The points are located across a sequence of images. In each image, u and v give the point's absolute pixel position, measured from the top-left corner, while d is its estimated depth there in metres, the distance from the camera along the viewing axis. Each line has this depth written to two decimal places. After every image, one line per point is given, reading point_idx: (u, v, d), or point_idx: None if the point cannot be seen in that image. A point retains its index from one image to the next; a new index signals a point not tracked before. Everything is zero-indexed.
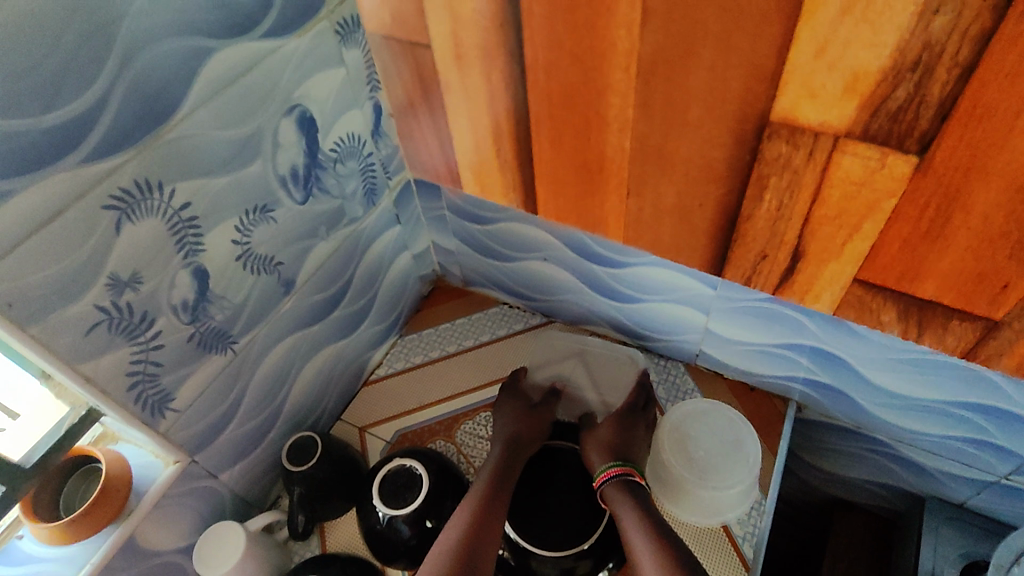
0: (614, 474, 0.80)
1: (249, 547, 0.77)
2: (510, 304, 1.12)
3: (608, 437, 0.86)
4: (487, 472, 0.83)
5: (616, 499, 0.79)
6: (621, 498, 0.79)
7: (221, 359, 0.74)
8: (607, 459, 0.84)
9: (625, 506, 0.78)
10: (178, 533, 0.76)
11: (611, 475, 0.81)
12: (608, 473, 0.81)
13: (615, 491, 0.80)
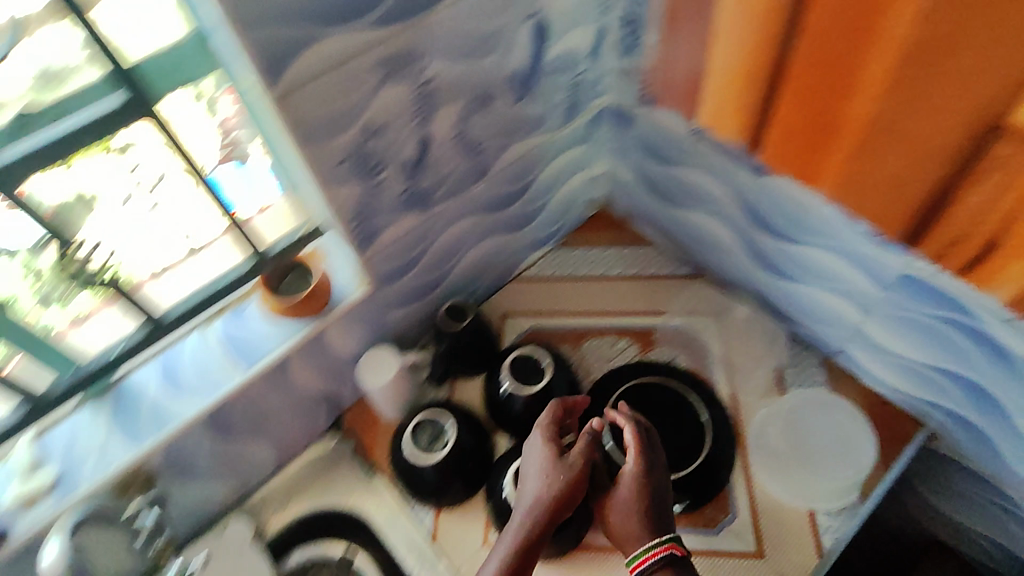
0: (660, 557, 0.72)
1: (398, 373, 0.93)
2: (665, 249, 1.15)
3: (631, 500, 0.75)
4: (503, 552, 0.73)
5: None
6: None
7: (417, 218, 0.87)
8: (637, 536, 0.74)
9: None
10: (351, 344, 0.92)
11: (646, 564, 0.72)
12: (649, 559, 0.72)
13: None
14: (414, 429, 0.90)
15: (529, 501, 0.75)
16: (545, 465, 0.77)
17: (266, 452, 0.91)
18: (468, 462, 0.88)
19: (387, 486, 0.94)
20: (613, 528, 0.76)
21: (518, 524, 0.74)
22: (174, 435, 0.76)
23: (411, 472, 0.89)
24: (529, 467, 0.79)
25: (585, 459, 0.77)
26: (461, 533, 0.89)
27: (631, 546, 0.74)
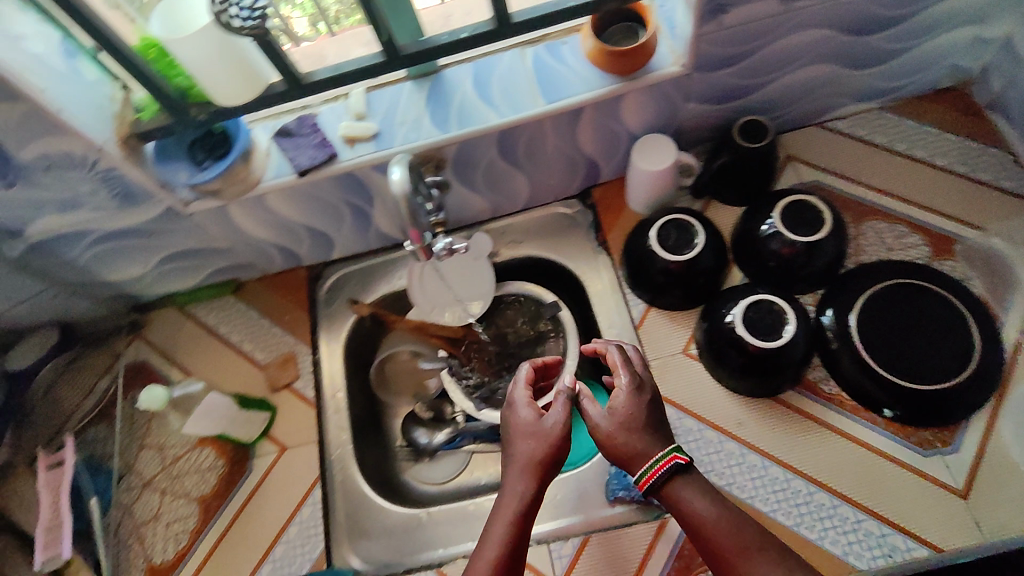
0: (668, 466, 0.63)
1: (670, 164, 0.87)
2: (1019, 158, 0.94)
3: (624, 416, 0.66)
4: (501, 522, 0.62)
5: (681, 490, 0.63)
6: (686, 491, 0.63)
7: (772, 6, 0.76)
8: (643, 453, 0.65)
9: (700, 501, 0.62)
10: (636, 120, 0.88)
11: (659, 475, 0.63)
12: (660, 468, 0.63)
13: (672, 484, 0.63)
14: (665, 226, 0.86)
15: (522, 468, 0.64)
16: (529, 415, 0.68)
17: (523, 189, 0.97)
18: (701, 279, 0.86)
19: (610, 267, 0.96)
20: (619, 450, 0.66)
21: (514, 497, 0.63)
22: (468, 135, 0.82)
23: (642, 265, 0.89)
24: (521, 423, 0.68)
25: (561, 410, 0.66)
26: (664, 335, 0.89)
27: (639, 462, 0.64)
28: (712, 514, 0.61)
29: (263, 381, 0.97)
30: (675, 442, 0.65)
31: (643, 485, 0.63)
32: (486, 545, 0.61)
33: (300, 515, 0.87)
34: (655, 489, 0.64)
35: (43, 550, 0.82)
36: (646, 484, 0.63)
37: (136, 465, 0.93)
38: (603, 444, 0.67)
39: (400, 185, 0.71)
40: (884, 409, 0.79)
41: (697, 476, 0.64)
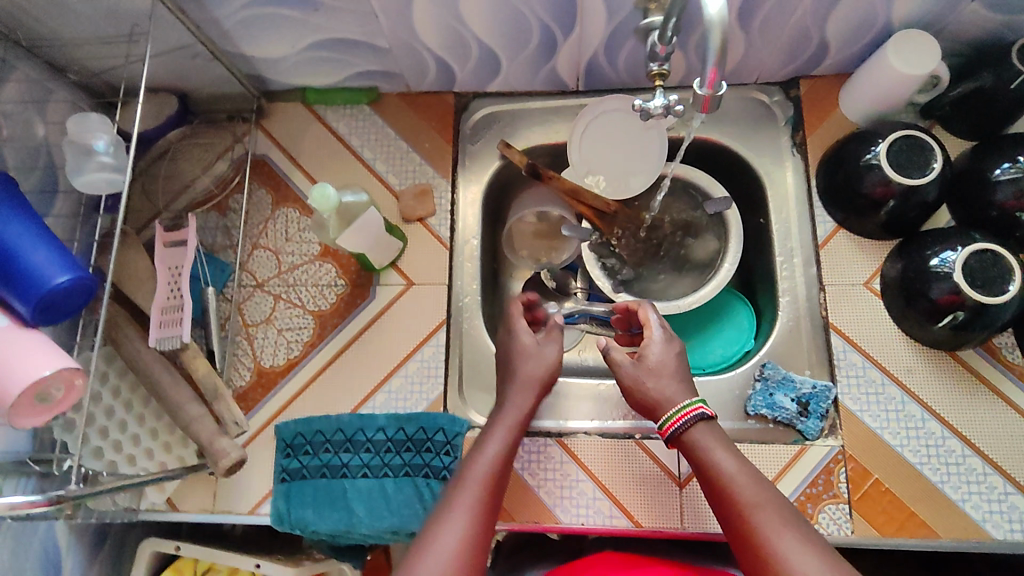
0: (693, 416, 0.67)
1: (926, 71, 0.75)
2: None
3: (653, 365, 0.73)
4: (501, 433, 0.68)
5: (704, 440, 0.66)
6: (706, 439, 0.66)
7: None
8: (669, 400, 0.70)
9: (724, 456, 0.64)
10: (903, 7, 0.73)
11: (677, 423, 0.68)
12: (682, 415, 0.68)
13: (692, 431, 0.67)
14: (893, 142, 0.76)
15: (518, 394, 0.73)
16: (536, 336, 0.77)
17: (731, 60, 0.83)
18: (912, 213, 0.77)
19: (799, 175, 0.86)
20: (645, 397, 0.72)
21: (512, 415, 0.71)
22: None
23: (848, 183, 0.79)
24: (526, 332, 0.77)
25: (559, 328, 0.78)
26: (848, 262, 0.81)
27: (662, 410, 0.70)
28: (730, 466, 0.63)
29: (394, 208, 0.88)
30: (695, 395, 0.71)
31: (663, 430, 0.69)
32: (487, 445, 0.67)
33: (422, 354, 0.83)
34: (675, 436, 0.68)
35: (159, 327, 0.77)
36: (665, 430, 0.69)
37: (249, 264, 0.87)
38: (631, 392, 0.73)
39: (718, 14, 0.49)
40: None
41: (715, 432, 0.67)
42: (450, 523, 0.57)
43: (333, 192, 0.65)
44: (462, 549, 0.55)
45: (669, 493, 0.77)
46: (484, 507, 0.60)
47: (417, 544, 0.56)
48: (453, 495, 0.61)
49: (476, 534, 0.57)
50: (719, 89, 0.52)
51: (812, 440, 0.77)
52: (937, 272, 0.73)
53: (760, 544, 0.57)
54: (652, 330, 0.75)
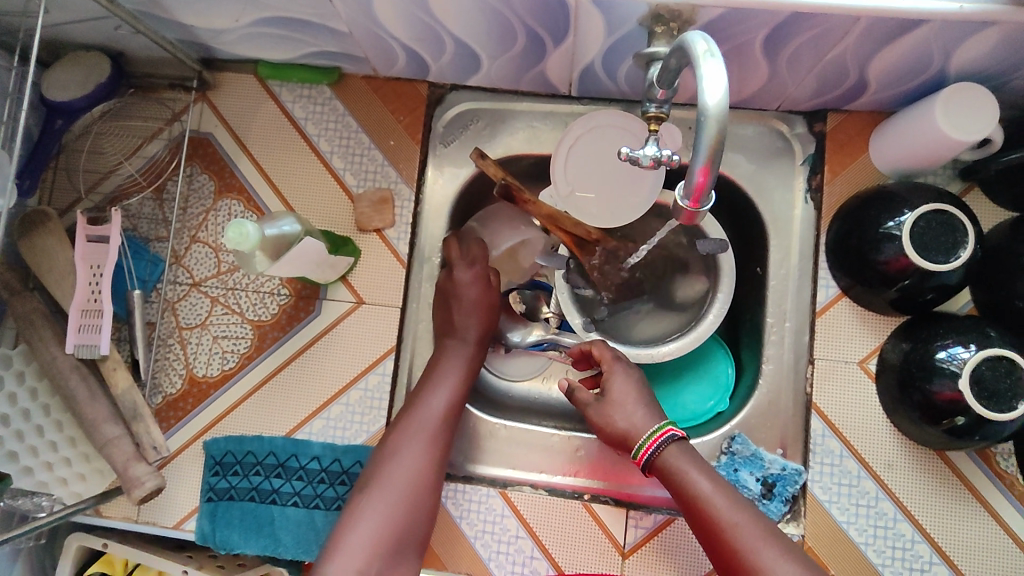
0: (659, 445, 0.63)
1: (976, 135, 0.62)
2: None
3: (615, 394, 0.68)
4: (455, 367, 0.72)
5: (681, 463, 0.62)
6: (682, 461, 0.62)
7: None
8: (636, 428, 0.66)
9: (700, 476, 0.61)
10: (961, 57, 0.60)
11: (653, 446, 0.63)
12: (654, 445, 0.63)
13: (667, 455, 0.63)
14: (923, 218, 0.65)
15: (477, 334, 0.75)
16: (486, 287, 0.77)
17: (751, 86, 0.71)
18: (927, 296, 0.67)
19: (807, 226, 0.76)
20: (615, 430, 0.67)
21: (465, 352, 0.74)
22: (747, 4, 0.54)
23: (863, 249, 0.69)
24: (471, 300, 0.75)
25: (493, 290, 0.77)
26: (845, 336, 0.73)
27: (634, 438, 0.65)
28: (710, 487, 0.60)
29: (349, 214, 0.78)
30: (665, 418, 0.66)
31: (639, 460, 0.64)
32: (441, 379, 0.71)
33: (366, 383, 0.77)
34: (650, 465, 0.64)
35: (77, 332, 0.70)
36: (643, 457, 0.64)
37: (186, 259, 0.79)
38: (600, 429, 0.68)
39: (717, 108, 0.38)
40: None
41: (691, 450, 0.64)
42: (401, 464, 0.66)
43: (253, 229, 0.56)
44: (412, 491, 0.66)
45: (610, 562, 0.72)
46: (434, 444, 0.68)
47: (372, 482, 0.66)
48: (405, 435, 0.68)
49: (424, 472, 0.67)
50: (705, 202, 0.43)
51: (772, 525, 0.71)
52: (942, 367, 0.64)
53: (748, 566, 0.56)
54: (612, 362, 0.71)
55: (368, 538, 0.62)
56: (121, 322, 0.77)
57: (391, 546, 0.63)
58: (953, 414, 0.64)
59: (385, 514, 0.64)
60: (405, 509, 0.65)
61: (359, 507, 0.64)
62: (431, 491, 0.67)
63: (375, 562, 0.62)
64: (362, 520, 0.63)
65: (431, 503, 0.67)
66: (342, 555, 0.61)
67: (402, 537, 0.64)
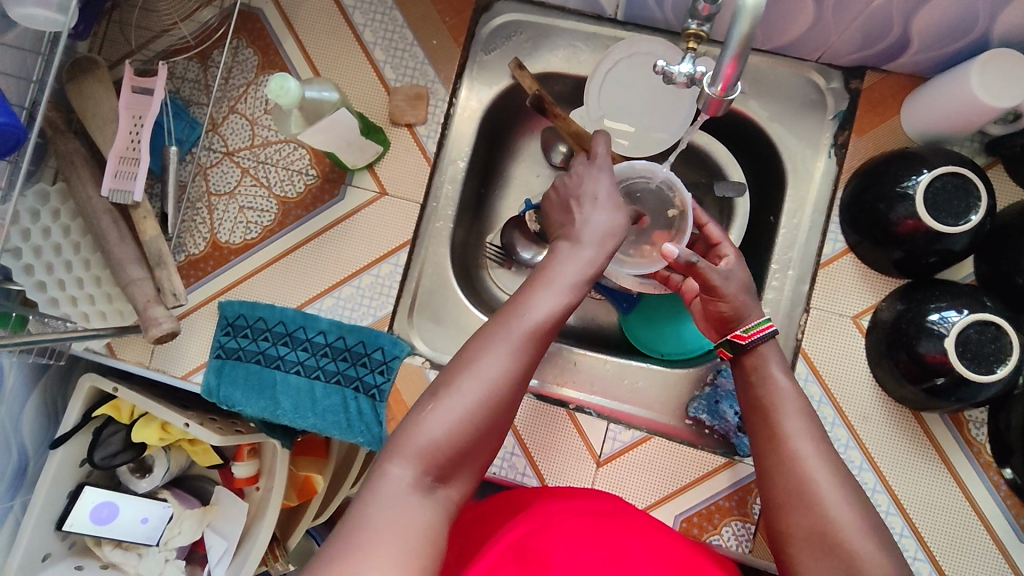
0: (766, 332, 0.62)
1: (1006, 100, 0.64)
2: None
3: (739, 276, 0.66)
4: (568, 278, 0.58)
5: (766, 359, 0.61)
6: (772, 360, 0.61)
7: None
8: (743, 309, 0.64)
9: (777, 369, 0.61)
10: (998, 15, 0.62)
11: (761, 333, 0.62)
12: (760, 328, 0.62)
13: (760, 351, 0.62)
14: (938, 180, 0.66)
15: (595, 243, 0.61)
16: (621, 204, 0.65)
17: (791, 29, 0.73)
18: (930, 259, 0.69)
19: (826, 180, 0.79)
20: (716, 312, 0.65)
21: (584, 262, 0.60)
22: None
23: (876, 207, 0.70)
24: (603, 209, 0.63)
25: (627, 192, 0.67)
26: (843, 289, 0.75)
27: (744, 317, 0.64)
28: (786, 383, 0.59)
29: (384, 104, 0.80)
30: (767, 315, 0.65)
31: (744, 335, 0.62)
32: (546, 285, 0.57)
33: (378, 270, 0.80)
34: (746, 350, 0.63)
35: (114, 177, 0.73)
36: (747, 340, 0.62)
37: (222, 127, 0.82)
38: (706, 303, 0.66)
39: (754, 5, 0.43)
40: (1008, 472, 0.70)
41: (784, 356, 0.63)
42: (482, 373, 0.53)
43: (294, 86, 0.61)
44: (501, 387, 0.53)
45: (585, 467, 0.76)
46: (522, 367, 0.54)
47: (444, 382, 0.53)
48: (501, 333, 0.54)
49: (515, 375, 0.53)
50: (732, 94, 0.48)
51: (743, 457, 0.75)
52: (931, 328, 0.66)
53: (794, 484, 0.53)
54: (729, 249, 0.69)
55: (422, 448, 0.50)
56: (154, 179, 0.81)
57: (447, 465, 0.51)
58: (934, 374, 0.66)
59: (455, 426, 0.51)
60: (478, 428, 0.52)
61: (434, 402, 0.52)
62: (506, 416, 0.54)
63: (434, 475, 0.50)
64: (423, 424, 0.51)
65: (504, 429, 0.55)
66: (397, 456, 0.50)
67: (475, 441, 0.52)
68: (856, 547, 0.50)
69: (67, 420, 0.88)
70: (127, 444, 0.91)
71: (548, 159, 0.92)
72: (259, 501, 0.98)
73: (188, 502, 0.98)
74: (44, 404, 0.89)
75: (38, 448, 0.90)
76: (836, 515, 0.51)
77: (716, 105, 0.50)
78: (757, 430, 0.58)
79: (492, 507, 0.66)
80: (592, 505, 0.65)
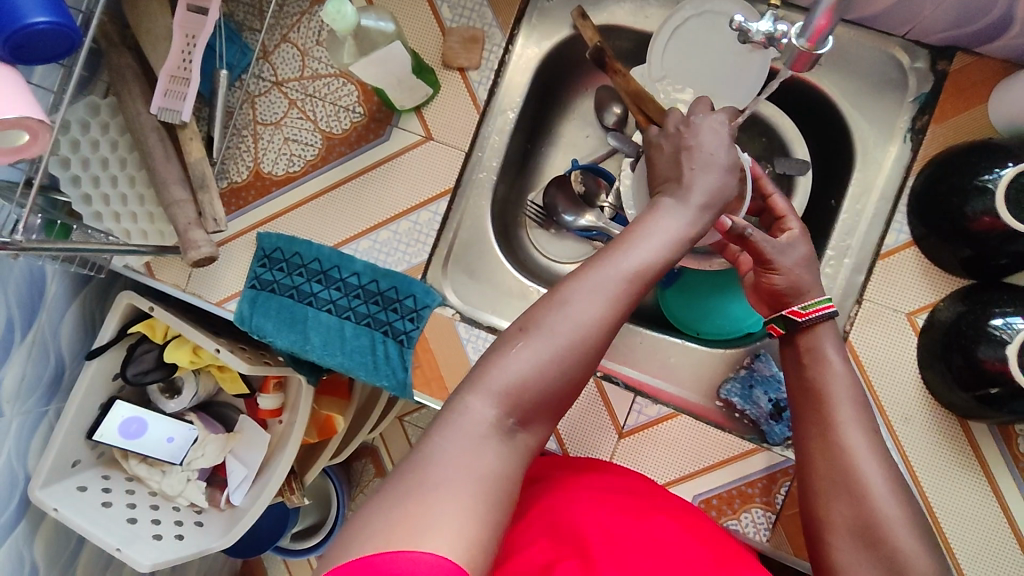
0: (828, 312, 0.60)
1: None
2: None
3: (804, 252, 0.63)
4: (668, 237, 0.53)
5: (821, 338, 0.59)
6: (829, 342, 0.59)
7: None
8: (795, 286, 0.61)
9: (834, 352, 0.58)
10: None
11: (820, 312, 0.59)
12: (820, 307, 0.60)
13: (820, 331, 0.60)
14: (1020, 177, 0.61)
15: (702, 199, 0.55)
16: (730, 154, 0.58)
17: None
18: (1002, 260, 0.64)
19: (896, 168, 0.74)
20: (770, 287, 0.62)
21: (684, 225, 0.54)
22: None
23: (949, 200, 0.65)
24: (710, 157, 0.57)
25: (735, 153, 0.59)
26: (899, 284, 0.71)
27: (803, 294, 0.61)
28: (841, 366, 0.57)
29: (437, 45, 0.77)
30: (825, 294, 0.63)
31: (802, 314, 0.60)
32: (644, 241, 0.53)
33: (417, 216, 0.78)
34: (802, 329, 0.60)
35: (163, 96, 0.72)
36: (805, 318, 0.60)
37: (273, 56, 0.80)
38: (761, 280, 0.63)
39: None
40: None
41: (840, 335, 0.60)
42: (570, 314, 0.50)
43: (351, 12, 0.59)
44: (591, 331, 0.50)
45: (606, 437, 0.75)
46: (616, 316, 0.51)
47: (530, 319, 0.51)
48: (596, 277, 0.51)
49: (607, 321, 0.51)
50: (821, 45, 0.48)
51: (772, 445, 0.72)
52: (992, 333, 0.62)
53: (843, 472, 0.52)
54: (791, 218, 0.66)
55: (502, 387, 0.49)
56: (202, 103, 0.80)
57: (528, 405, 0.49)
58: (989, 383, 0.62)
59: (541, 367, 0.49)
60: (563, 372, 0.50)
61: (520, 339, 0.50)
62: (592, 364, 0.52)
63: (515, 417, 0.49)
64: (509, 359, 0.50)
65: (588, 377, 0.52)
66: (479, 389, 0.49)
67: (560, 382, 0.50)
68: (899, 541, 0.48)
69: (103, 333, 0.90)
70: (159, 363, 0.93)
71: (601, 120, 0.88)
72: (282, 433, 0.99)
73: (211, 427, 1.01)
74: (82, 316, 0.91)
75: (74, 358, 0.92)
76: (886, 510, 0.50)
77: (804, 60, 0.50)
78: (804, 415, 0.57)
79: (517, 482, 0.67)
80: (625, 483, 0.65)
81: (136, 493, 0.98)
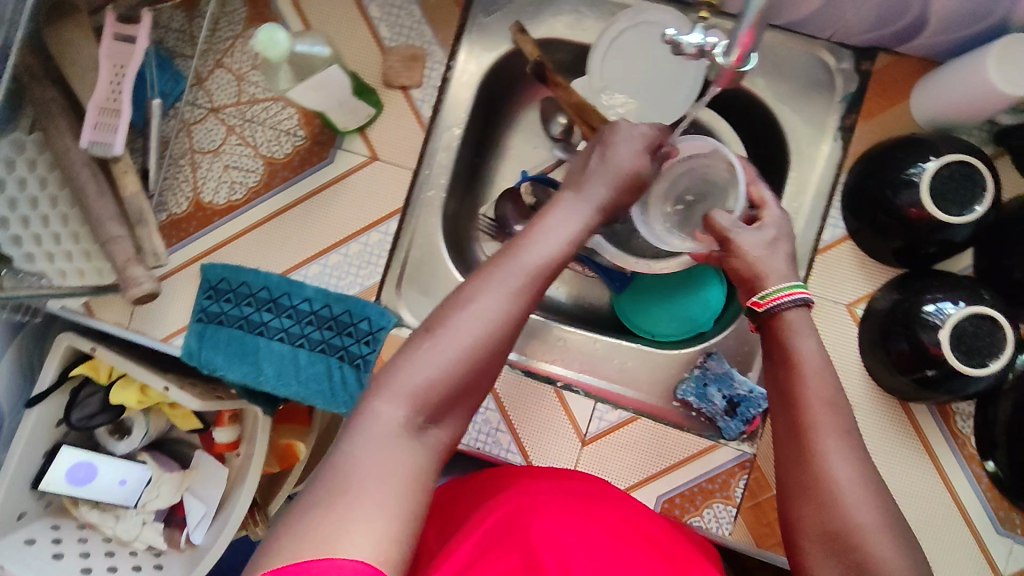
0: (793, 300, 0.59)
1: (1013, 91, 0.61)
2: None
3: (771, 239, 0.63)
4: (570, 228, 0.58)
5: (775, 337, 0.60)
6: (800, 333, 0.58)
7: None
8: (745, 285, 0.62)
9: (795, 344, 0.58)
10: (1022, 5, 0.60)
11: (777, 302, 0.59)
12: (785, 295, 0.59)
13: (786, 318, 0.59)
14: (943, 170, 0.64)
15: (598, 187, 0.61)
16: (641, 162, 0.63)
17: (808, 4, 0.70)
18: (930, 249, 0.68)
19: (830, 165, 0.77)
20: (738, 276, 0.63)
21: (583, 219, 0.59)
22: None
23: (881, 193, 0.68)
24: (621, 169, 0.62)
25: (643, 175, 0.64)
26: (838, 277, 0.74)
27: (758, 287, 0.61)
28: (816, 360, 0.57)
29: (377, 65, 0.77)
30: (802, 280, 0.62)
31: (761, 304, 0.60)
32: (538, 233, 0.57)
33: (367, 238, 0.77)
34: (767, 317, 0.60)
35: (93, 129, 0.70)
36: (765, 307, 0.60)
37: (208, 82, 0.78)
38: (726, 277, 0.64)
39: None
40: (988, 463, 0.71)
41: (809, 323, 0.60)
42: (478, 311, 0.51)
43: (283, 38, 0.59)
44: (498, 328, 0.52)
45: (570, 445, 0.75)
46: (523, 304, 0.53)
47: (437, 321, 0.52)
48: (498, 275, 0.53)
49: (511, 317, 0.52)
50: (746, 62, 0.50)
51: (727, 440, 0.74)
52: (926, 319, 0.65)
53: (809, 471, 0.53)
54: (771, 206, 0.66)
55: (412, 388, 0.49)
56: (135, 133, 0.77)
57: (438, 404, 0.50)
58: (925, 365, 0.65)
59: (448, 366, 0.50)
60: (469, 371, 0.51)
61: (427, 339, 0.51)
62: (501, 357, 0.53)
63: (425, 414, 0.49)
64: (412, 361, 0.50)
65: (493, 378, 0.53)
66: (385, 393, 0.49)
67: (468, 380, 0.51)
68: (853, 517, 0.50)
69: (43, 377, 0.85)
70: (105, 406, 0.89)
71: (547, 130, 0.89)
72: (239, 468, 0.96)
73: (166, 466, 0.98)
74: (20, 362, 0.87)
75: (13, 406, 0.88)
76: (835, 482, 0.51)
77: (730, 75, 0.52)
78: (782, 420, 0.56)
79: (467, 493, 0.66)
80: (581, 487, 0.64)
81: (89, 541, 0.94)
